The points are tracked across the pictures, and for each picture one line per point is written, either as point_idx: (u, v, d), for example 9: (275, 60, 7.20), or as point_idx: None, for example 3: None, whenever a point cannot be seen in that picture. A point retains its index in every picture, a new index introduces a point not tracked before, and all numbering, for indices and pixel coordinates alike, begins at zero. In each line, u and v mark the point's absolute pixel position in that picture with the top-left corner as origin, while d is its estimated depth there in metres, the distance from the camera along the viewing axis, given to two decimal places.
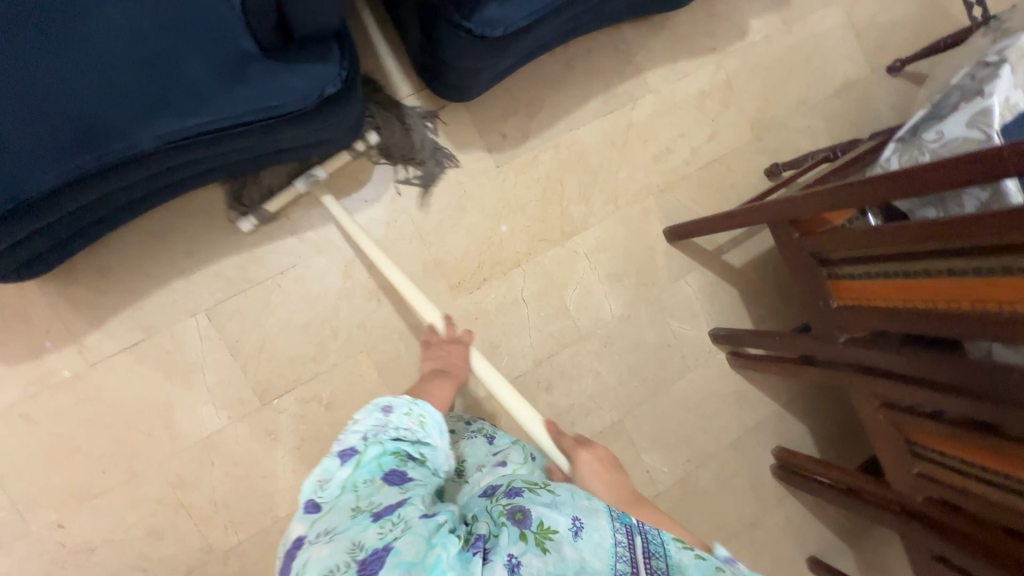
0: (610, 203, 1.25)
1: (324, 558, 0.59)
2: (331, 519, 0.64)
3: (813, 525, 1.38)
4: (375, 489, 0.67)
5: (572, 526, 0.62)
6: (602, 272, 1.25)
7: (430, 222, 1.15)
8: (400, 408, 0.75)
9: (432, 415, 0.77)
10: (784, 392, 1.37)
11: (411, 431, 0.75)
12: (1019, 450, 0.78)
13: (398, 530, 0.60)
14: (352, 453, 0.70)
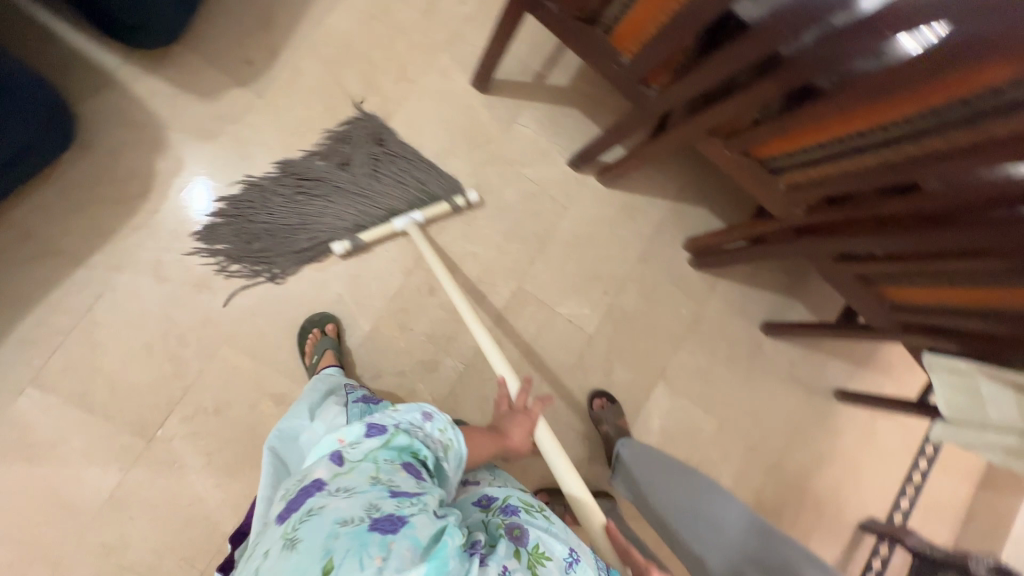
0: (402, 81, 1.14)
1: (341, 508, 0.58)
2: (352, 479, 0.63)
3: (750, 293, 1.39)
4: (394, 470, 0.66)
5: (566, 557, 0.66)
6: (430, 152, 1.15)
7: (220, 185, 1.04)
8: (438, 423, 0.76)
9: (458, 448, 0.77)
10: (669, 185, 1.32)
11: (437, 448, 0.74)
12: (833, 106, 0.72)
13: (414, 513, 0.59)
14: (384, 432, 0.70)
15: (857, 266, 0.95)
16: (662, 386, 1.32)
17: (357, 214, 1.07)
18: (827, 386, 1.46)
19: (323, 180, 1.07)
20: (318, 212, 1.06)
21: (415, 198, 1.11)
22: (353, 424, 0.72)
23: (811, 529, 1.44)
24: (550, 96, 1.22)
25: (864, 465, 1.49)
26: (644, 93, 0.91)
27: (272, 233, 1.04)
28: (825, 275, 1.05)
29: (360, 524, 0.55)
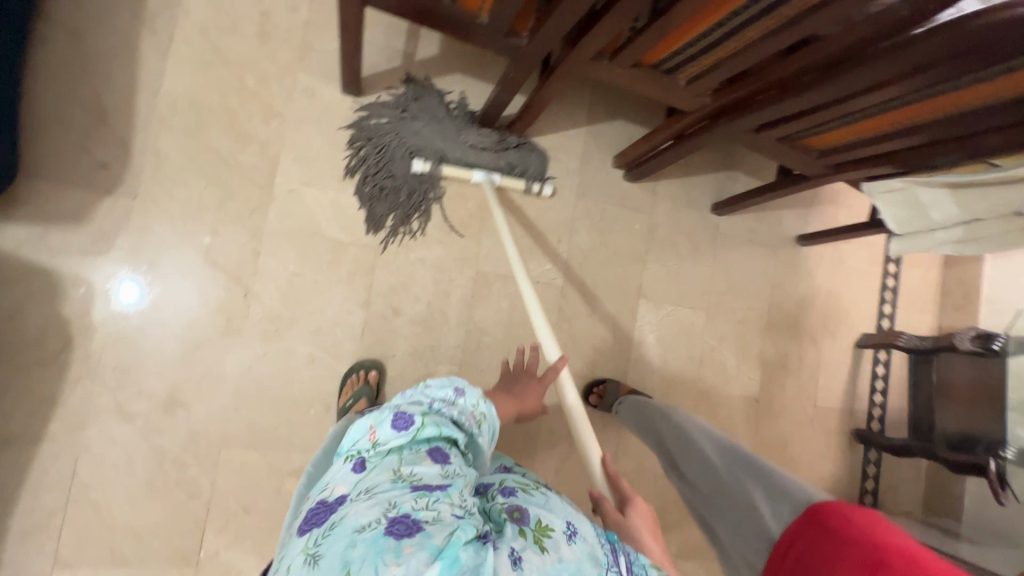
0: (273, 118, 1.05)
1: (359, 514, 0.57)
2: (373, 481, 0.63)
3: (690, 183, 1.41)
4: (418, 461, 0.66)
5: (565, 530, 0.64)
6: (334, 180, 1.09)
7: (139, 303, 0.98)
8: (469, 398, 0.76)
9: (491, 421, 0.77)
10: (578, 111, 1.28)
11: (471, 424, 0.74)
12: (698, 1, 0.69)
13: (432, 515, 0.57)
14: (409, 424, 0.69)
15: (775, 131, 0.96)
16: (643, 302, 1.36)
17: (459, 149, 1.12)
18: (789, 237, 1.52)
19: (436, 118, 1.12)
20: (430, 142, 1.11)
21: (500, 167, 1.18)
22: (382, 412, 0.71)
23: (816, 366, 1.56)
24: (426, 71, 1.15)
25: (843, 291, 1.59)
26: (516, 43, 0.87)
27: (393, 173, 1.09)
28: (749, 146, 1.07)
29: (376, 529, 0.55)
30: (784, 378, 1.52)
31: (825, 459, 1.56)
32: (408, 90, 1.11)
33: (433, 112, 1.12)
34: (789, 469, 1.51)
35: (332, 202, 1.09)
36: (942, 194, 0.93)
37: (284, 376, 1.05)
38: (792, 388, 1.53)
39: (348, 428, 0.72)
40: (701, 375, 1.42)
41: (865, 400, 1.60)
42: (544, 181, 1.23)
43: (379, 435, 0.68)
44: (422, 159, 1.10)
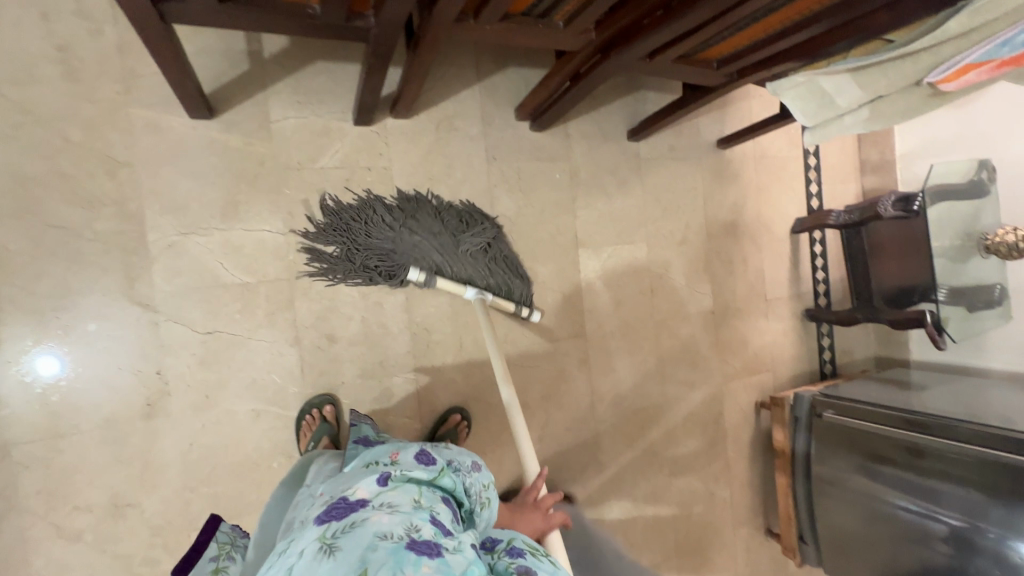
0: (119, 169, 0.90)
1: (382, 524, 0.61)
2: (396, 497, 0.67)
3: (602, 115, 1.34)
4: (435, 500, 0.70)
5: None
6: (217, 219, 0.97)
7: (35, 418, 0.85)
8: (484, 477, 0.82)
9: (492, 508, 0.81)
10: (465, 70, 1.17)
11: (478, 500, 0.79)
12: None
13: (453, 547, 0.61)
14: (433, 464, 0.75)
15: (671, 52, 0.90)
16: (584, 251, 1.33)
17: (451, 265, 1.10)
18: (709, 144, 1.50)
19: (438, 234, 1.10)
20: (427, 254, 1.08)
21: (495, 286, 1.16)
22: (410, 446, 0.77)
23: (760, 263, 1.59)
24: (282, 68, 1.01)
25: (771, 184, 1.60)
26: (365, 25, 0.74)
27: (384, 266, 1.05)
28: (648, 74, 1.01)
29: (398, 542, 0.58)
30: (733, 284, 1.55)
31: (784, 346, 1.64)
32: (414, 199, 1.11)
33: (427, 220, 1.10)
34: (754, 365, 1.58)
35: (222, 244, 0.97)
36: (844, 80, 0.91)
37: (233, 441, 0.98)
38: (743, 290, 1.57)
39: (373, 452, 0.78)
40: (657, 305, 1.43)
41: (810, 281, 1.67)
42: (531, 308, 1.20)
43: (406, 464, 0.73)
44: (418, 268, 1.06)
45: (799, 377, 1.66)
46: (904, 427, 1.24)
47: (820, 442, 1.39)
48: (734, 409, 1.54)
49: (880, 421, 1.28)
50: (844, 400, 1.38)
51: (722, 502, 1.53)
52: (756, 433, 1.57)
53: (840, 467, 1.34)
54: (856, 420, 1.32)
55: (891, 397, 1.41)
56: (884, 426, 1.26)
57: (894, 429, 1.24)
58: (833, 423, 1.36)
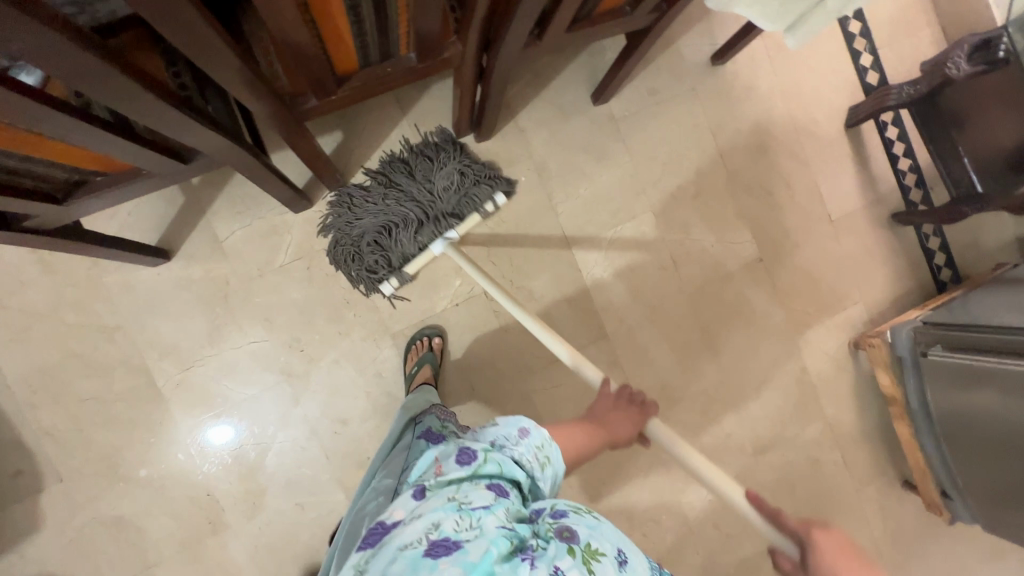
0: (115, 333, 1.01)
1: (404, 532, 0.54)
2: (428, 501, 0.58)
3: (556, 90, 1.17)
4: (477, 490, 0.60)
5: (618, 556, 0.58)
6: (208, 347, 1.04)
7: (128, 555, 1.02)
8: (535, 439, 0.71)
9: (553, 465, 0.72)
10: (387, 108, 1.09)
11: (533, 467, 0.69)
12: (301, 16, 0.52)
13: (473, 533, 0.54)
14: (473, 457, 0.63)
15: (559, 20, 0.72)
16: (581, 247, 1.20)
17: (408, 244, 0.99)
18: (700, 65, 1.24)
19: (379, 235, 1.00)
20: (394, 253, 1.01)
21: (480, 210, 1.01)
22: (447, 444, 0.67)
23: (809, 180, 1.30)
24: (214, 186, 1.03)
25: (801, 80, 1.28)
26: (202, 160, 0.70)
27: (357, 248, 1.02)
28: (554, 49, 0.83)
29: (416, 548, 0.52)
30: (780, 217, 1.29)
31: (872, 266, 1.33)
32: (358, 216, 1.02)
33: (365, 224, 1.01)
34: (836, 301, 1.32)
35: (219, 367, 1.04)
36: None
37: (291, 534, 1.07)
38: (797, 220, 1.30)
39: (417, 457, 0.68)
40: (687, 274, 1.24)
41: (890, 177, 1.32)
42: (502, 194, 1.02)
43: (442, 465, 0.63)
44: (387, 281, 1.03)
45: (906, 296, 1.35)
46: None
47: (933, 383, 1.13)
48: (821, 358, 1.31)
49: (1009, 356, 0.99)
50: (952, 331, 1.10)
51: (833, 464, 1.31)
52: (857, 380, 1.32)
53: (969, 413, 1.06)
54: (970, 355, 1.04)
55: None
56: (1010, 362, 0.97)
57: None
58: (941, 362, 1.09)
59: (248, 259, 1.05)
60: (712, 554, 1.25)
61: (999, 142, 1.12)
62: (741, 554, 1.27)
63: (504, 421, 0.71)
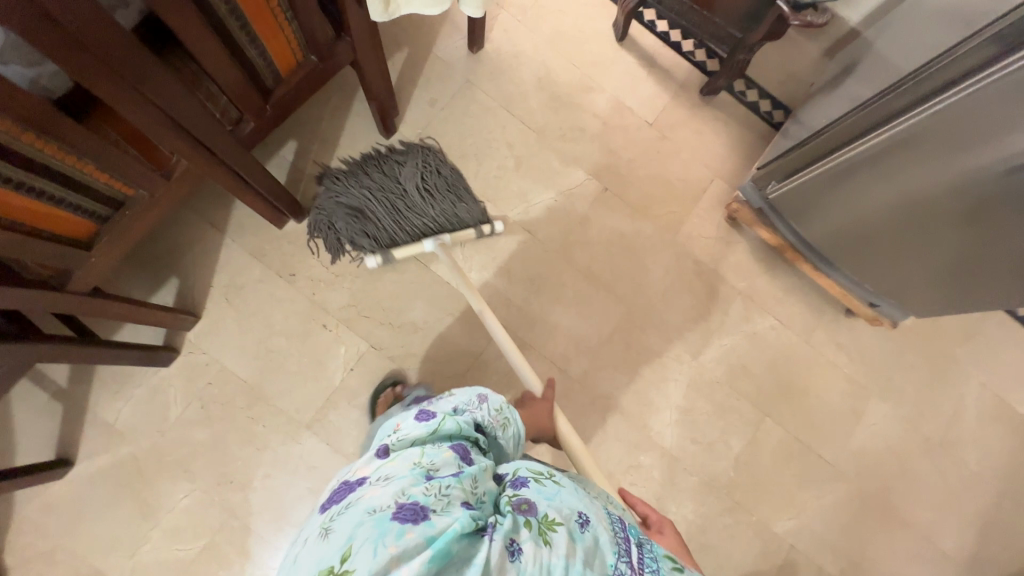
0: (54, 552, 1.03)
1: (374, 497, 0.57)
2: (393, 467, 0.63)
3: (347, 142, 1.23)
4: (439, 452, 0.65)
5: (575, 521, 0.60)
6: (144, 522, 1.06)
7: None
8: (494, 402, 0.78)
9: (515, 424, 0.79)
10: (206, 235, 1.16)
11: (495, 426, 0.76)
12: None
13: (441, 504, 0.56)
14: (431, 419, 0.71)
15: (245, 102, 0.78)
16: (438, 263, 1.23)
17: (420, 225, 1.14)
18: (465, 58, 1.32)
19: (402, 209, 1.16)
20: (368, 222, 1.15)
21: (443, 222, 1.19)
22: (405, 412, 0.73)
23: (613, 100, 1.36)
24: (84, 379, 1.08)
25: (558, 24, 1.37)
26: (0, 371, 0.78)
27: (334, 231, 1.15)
28: (275, 123, 0.90)
29: (385, 512, 0.54)
30: (604, 143, 1.34)
31: (708, 143, 1.38)
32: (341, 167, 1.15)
33: (390, 179, 1.17)
34: (693, 189, 1.36)
35: (161, 536, 1.06)
36: None
37: None
38: (621, 139, 1.35)
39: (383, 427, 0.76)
40: (547, 236, 1.28)
41: (678, 63, 1.39)
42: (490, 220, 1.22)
43: (406, 428, 0.71)
44: (371, 257, 1.14)
45: (752, 152, 1.39)
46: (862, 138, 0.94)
47: (801, 215, 1.16)
48: (707, 243, 1.33)
49: (841, 153, 0.99)
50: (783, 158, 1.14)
51: (772, 330, 1.32)
52: (750, 247, 1.34)
53: (848, 222, 1.09)
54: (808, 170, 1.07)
55: (838, 99, 1.09)
56: (840, 156, 1.00)
57: (856, 148, 0.95)
58: (788, 192, 1.13)
59: (143, 425, 1.09)
60: (704, 469, 1.25)
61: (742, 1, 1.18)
62: (732, 455, 1.26)
63: (461, 391, 0.79)
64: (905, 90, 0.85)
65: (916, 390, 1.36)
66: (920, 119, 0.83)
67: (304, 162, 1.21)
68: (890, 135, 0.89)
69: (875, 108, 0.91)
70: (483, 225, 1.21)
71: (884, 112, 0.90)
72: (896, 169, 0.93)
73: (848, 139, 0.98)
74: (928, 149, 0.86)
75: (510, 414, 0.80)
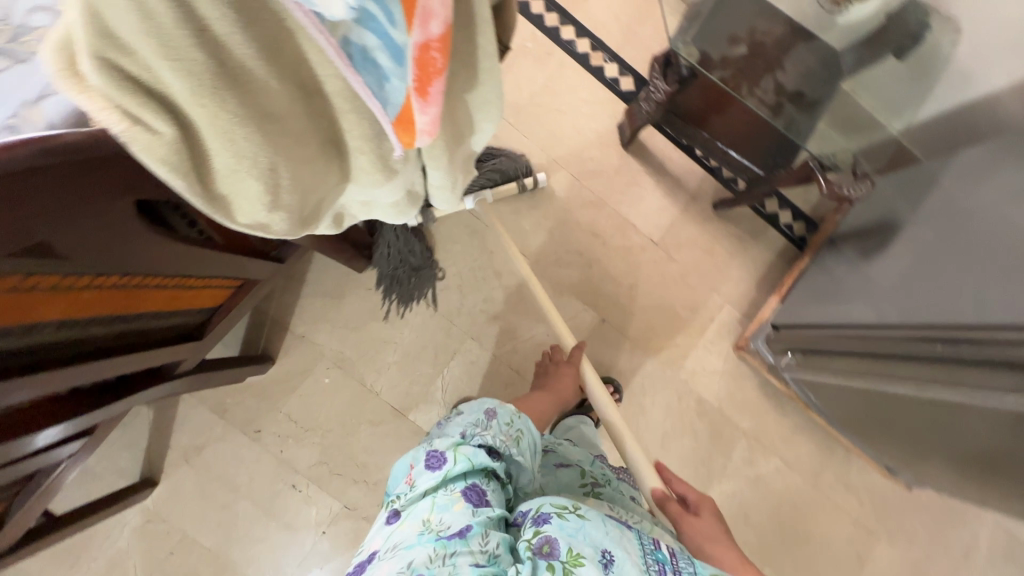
0: None
1: (382, 573, 0.54)
2: (403, 532, 0.58)
3: (317, 278, 1.11)
4: (451, 503, 0.59)
5: (601, 558, 0.54)
6: None
7: None
8: (501, 419, 0.69)
9: (530, 434, 0.70)
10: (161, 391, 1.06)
11: (506, 447, 0.66)
12: None
13: (448, 570, 0.53)
14: (442, 460, 0.63)
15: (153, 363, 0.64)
16: (417, 412, 1.12)
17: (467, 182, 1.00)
18: None
19: None
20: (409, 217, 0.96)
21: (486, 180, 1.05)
22: (416, 452, 0.67)
23: (615, 215, 1.22)
24: (36, 555, 1.01)
25: (556, 127, 1.21)
26: None
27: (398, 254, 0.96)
28: (210, 344, 0.75)
29: None
30: (603, 266, 1.21)
31: (720, 265, 1.24)
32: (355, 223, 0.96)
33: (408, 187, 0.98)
34: (700, 317, 1.23)
35: None
36: (350, 191, 0.60)
37: None
38: (623, 260, 1.22)
39: (393, 472, 0.69)
40: None
41: (689, 173, 1.24)
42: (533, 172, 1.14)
43: (416, 476, 0.64)
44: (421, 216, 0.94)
45: (769, 275, 1.25)
46: (909, 371, 0.84)
47: (824, 392, 1.08)
48: (714, 379, 1.22)
49: (884, 370, 0.89)
50: (808, 338, 1.06)
51: (778, 472, 1.23)
52: (759, 384, 1.23)
53: (874, 416, 1.00)
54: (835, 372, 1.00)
55: (863, 283, 0.99)
56: (866, 375, 0.92)
57: (889, 381, 0.87)
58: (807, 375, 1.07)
59: None
60: None
61: (754, 122, 1.05)
62: None
63: (466, 413, 0.71)
64: (961, 348, 0.75)
65: (927, 533, 1.27)
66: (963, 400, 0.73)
67: (268, 304, 1.09)
68: (921, 392, 0.81)
69: (928, 346, 0.80)
70: (526, 178, 1.13)
71: (934, 357, 0.79)
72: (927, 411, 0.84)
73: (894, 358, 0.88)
74: (953, 416, 0.78)
75: (515, 415, 0.71)
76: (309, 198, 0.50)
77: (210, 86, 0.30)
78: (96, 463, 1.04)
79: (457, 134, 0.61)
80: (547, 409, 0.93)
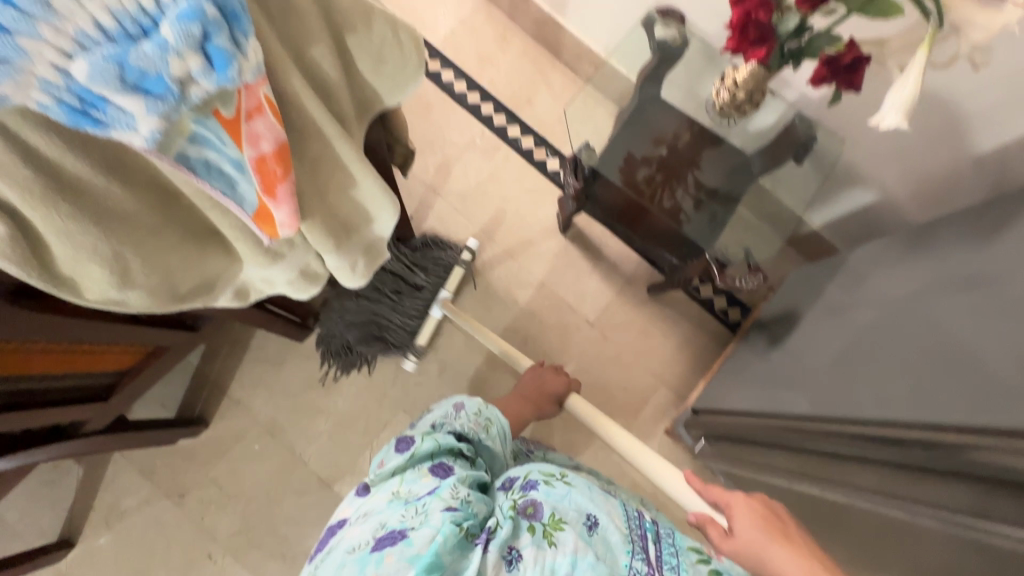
0: None
1: (353, 536, 0.55)
2: (374, 501, 0.60)
3: (259, 345, 1.17)
4: (421, 475, 0.62)
5: (585, 522, 0.57)
6: None
7: None
8: (472, 408, 0.73)
9: (500, 423, 0.74)
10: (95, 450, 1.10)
11: (478, 430, 0.71)
12: None
13: (418, 520, 0.54)
14: (410, 442, 0.66)
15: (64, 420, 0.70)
16: (343, 483, 1.13)
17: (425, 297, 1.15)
18: None
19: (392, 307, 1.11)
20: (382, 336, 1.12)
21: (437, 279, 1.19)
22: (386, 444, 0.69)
23: (552, 295, 1.28)
24: None
25: (499, 212, 1.31)
26: None
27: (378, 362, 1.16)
28: (123, 402, 0.81)
29: (363, 548, 0.52)
30: (539, 343, 1.25)
31: (655, 346, 1.27)
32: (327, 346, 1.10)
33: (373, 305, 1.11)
34: (635, 398, 1.24)
35: None
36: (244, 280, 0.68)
37: None
38: (559, 338, 1.26)
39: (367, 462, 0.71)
40: None
41: (623, 258, 1.31)
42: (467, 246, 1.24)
43: (385, 459, 0.67)
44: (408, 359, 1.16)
45: (703, 358, 1.27)
46: (824, 471, 0.77)
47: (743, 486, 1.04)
48: (648, 463, 1.21)
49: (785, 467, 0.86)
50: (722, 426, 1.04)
51: None
52: (696, 470, 1.21)
53: (802, 523, 0.90)
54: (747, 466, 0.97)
55: (768, 371, 1.00)
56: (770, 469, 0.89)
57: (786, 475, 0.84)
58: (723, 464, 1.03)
59: None
60: None
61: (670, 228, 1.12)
62: None
63: (441, 406, 0.74)
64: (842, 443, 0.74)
65: None
66: (877, 508, 0.65)
67: (209, 368, 1.14)
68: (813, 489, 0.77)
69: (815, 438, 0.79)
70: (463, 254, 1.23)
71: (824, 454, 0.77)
72: (845, 521, 0.75)
73: (816, 455, 0.80)
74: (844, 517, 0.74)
75: (495, 416, 0.75)
76: (183, 278, 0.56)
77: (42, 195, 0.38)
78: (18, 520, 1.06)
79: (346, 226, 0.69)
80: (524, 413, 0.98)
